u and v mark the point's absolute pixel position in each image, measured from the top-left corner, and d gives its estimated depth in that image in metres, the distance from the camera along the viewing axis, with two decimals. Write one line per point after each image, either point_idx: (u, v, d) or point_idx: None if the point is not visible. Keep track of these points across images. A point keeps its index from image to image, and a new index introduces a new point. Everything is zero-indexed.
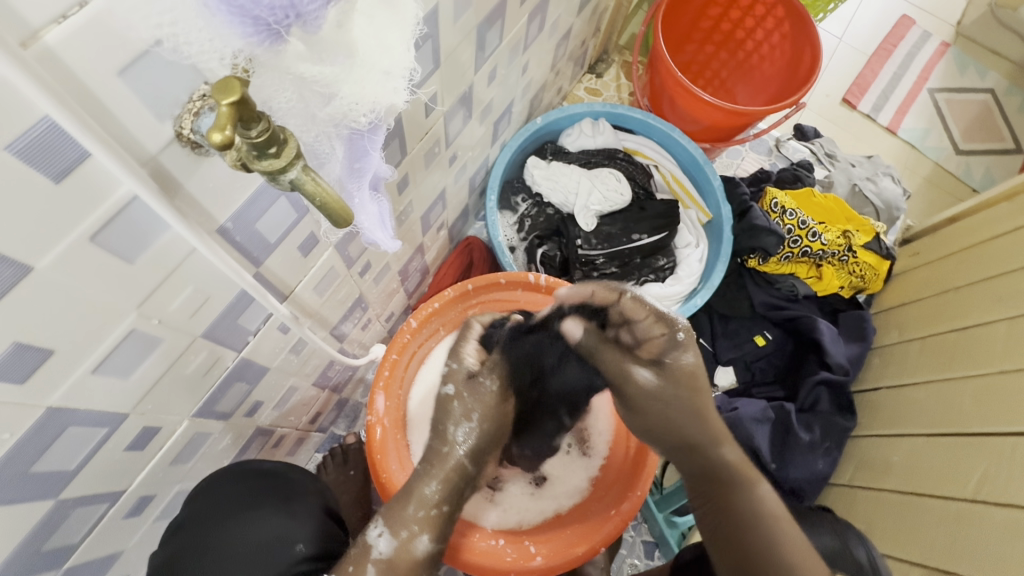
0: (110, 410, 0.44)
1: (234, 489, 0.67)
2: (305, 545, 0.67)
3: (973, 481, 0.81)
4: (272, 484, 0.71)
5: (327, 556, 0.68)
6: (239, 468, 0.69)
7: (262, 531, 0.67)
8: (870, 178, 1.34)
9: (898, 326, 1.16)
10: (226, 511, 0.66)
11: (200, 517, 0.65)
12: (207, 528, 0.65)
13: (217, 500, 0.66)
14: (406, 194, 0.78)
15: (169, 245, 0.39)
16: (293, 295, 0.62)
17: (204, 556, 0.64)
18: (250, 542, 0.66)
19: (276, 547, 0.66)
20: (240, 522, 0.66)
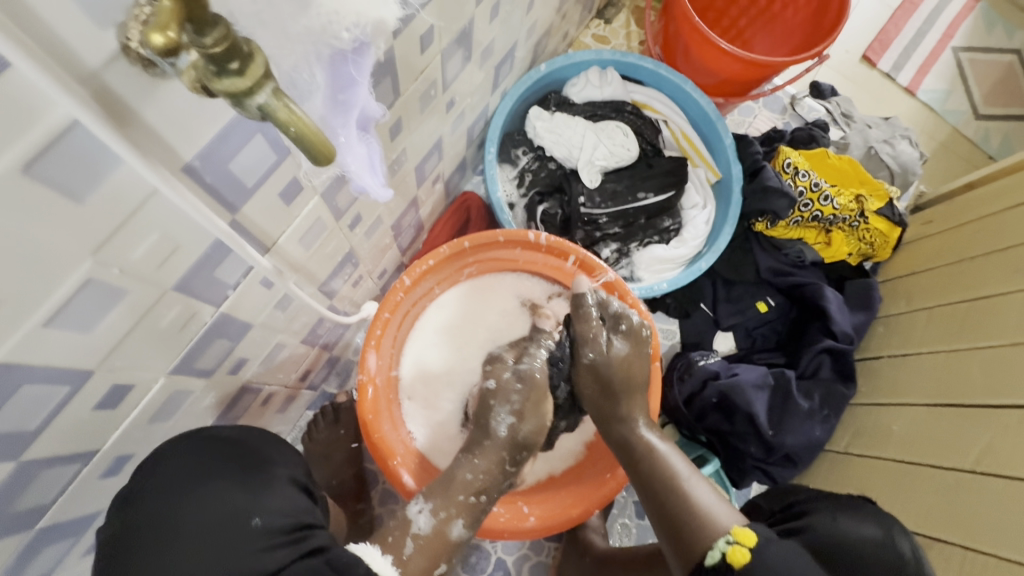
0: (72, 366, 0.40)
1: (183, 461, 0.61)
2: (260, 519, 0.61)
3: (974, 452, 0.80)
4: (228, 451, 0.65)
5: (287, 526, 0.62)
6: (197, 437, 0.63)
7: (214, 504, 0.61)
8: (887, 140, 1.28)
9: (905, 295, 1.13)
10: (179, 481, 0.60)
11: (150, 491, 0.59)
12: (157, 502, 0.59)
13: (167, 470, 0.60)
14: (399, 141, 0.72)
15: (125, 183, 0.34)
16: (275, 247, 0.57)
17: (151, 532, 0.58)
18: (203, 523, 0.59)
19: (229, 521, 0.60)
20: (191, 494, 0.60)
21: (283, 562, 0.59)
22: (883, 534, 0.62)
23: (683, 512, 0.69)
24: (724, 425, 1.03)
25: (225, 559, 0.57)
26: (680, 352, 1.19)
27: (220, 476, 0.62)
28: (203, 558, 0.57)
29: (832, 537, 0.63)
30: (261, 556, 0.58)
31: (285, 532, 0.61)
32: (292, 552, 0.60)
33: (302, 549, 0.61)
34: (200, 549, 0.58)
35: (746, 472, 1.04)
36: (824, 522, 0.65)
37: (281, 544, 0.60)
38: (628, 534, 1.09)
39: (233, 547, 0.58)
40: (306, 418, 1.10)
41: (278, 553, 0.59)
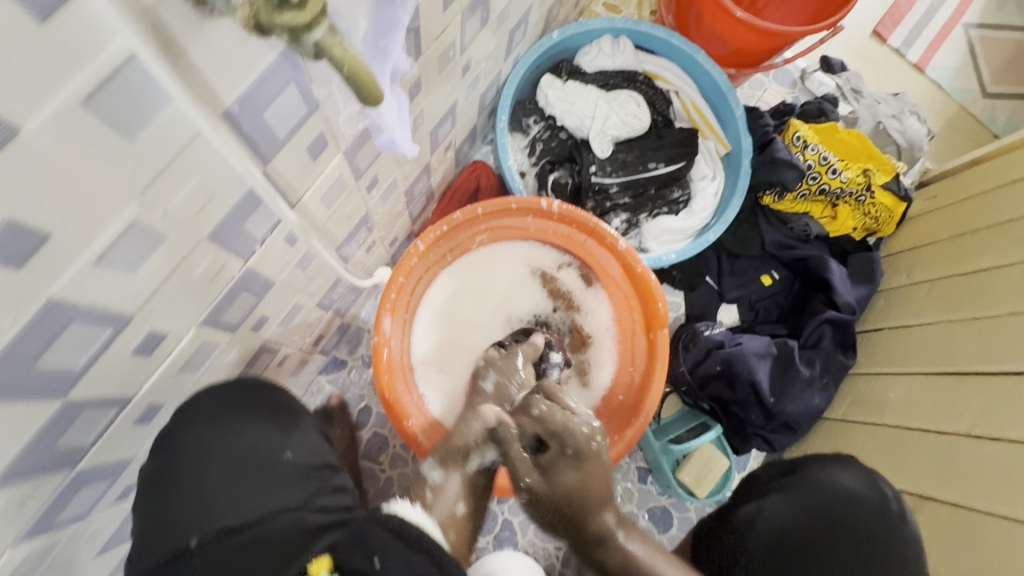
0: (114, 309, 0.41)
1: (224, 394, 0.64)
2: (292, 452, 0.66)
3: (969, 416, 0.84)
4: (260, 396, 0.69)
5: (316, 464, 0.67)
6: (231, 381, 0.66)
7: (251, 439, 0.65)
8: (896, 116, 1.28)
9: (906, 270, 1.15)
10: (217, 413, 0.63)
11: (191, 422, 0.61)
12: (198, 432, 0.62)
13: (207, 404, 0.63)
14: (417, 103, 0.72)
15: (172, 123, 0.35)
16: (301, 203, 0.57)
17: (194, 458, 0.62)
18: (242, 450, 0.64)
19: (265, 453, 0.65)
20: (231, 427, 0.64)
21: (314, 491, 0.64)
22: (864, 483, 0.75)
23: None
24: (726, 393, 1.06)
25: (264, 483, 0.62)
26: (683, 323, 1.21)
27: (255, 414, 0.67)
28: (244, 483, 0.62)
29: (827, 486, 0.75)
30: (296, 483, 0.63)
31: (316, 468, 0.66)
32: (322, 485, 0.65)
33: (331, 484, 0.66)
34: (240, 474, 0.62)
35: (747, 438, 1.07)
36: (819, 473, 0.77)
37: (312, 476, 0.65)
38: (630, 498, 1.12)
39: (272, 474, 0.63)
40: (318, 383, 1.12)
41: (311, 484, 0.64)
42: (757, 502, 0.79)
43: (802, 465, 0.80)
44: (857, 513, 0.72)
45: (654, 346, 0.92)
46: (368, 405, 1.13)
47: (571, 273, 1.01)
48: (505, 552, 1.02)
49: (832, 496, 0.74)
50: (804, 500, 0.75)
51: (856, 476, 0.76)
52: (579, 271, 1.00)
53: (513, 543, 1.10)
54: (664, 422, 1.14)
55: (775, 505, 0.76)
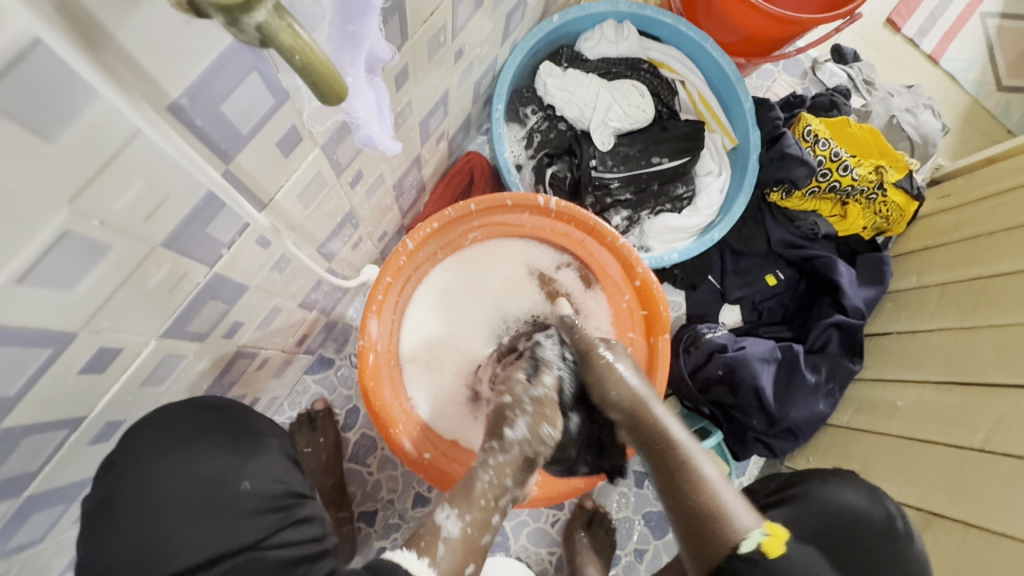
0: (50, 327, 0.37)
1: (175, 422, 0.60)
2: (250, 481, 0.62)
3: (984, 429, 0.80)
4: (222, 418, 0.65)
5: (278, 493, 0.63)
6: (184, 404, 0.62)
7: (206, 468, 0.61)
8: (910, 109, 1.23)
9: (916, 271, 1.10)
10: (166, 444, 0.60)
11: (136, 455, 0.58)
12: (144, 468, 0.59)
13: (154, 434, 0.59)
14: (404, 91, 0.66)
15: (102, 119, 0.30)
16: (273, 203, 0.52)
17: (142, 495, 0.59)
18: (193, 480, 0.61)
19: (220, 484, 0.61)
20: (184, 457, 0.61)
21: (274, 528, 0.60)
22: (869, 503, 0.70)
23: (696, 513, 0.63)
24: (728, 399, 1.02)
25: (217, 521, 0.59)
26: (684, 324, 1.16)
27: (213, 441, 0.63)
28: (195, 520, 0.59)
29: (827, 502, 0.70)
30: (254, 518, 0.60)
31: (278, 498, 0.63)
32: (285, 518, 0.62)
33: (294, 516, 0.62)
34: (191, 510, 0.59)
35: (747, 444, 1.03)
36: (818, 488, 0.72)
37: (273, 509, 0.62)
38: (626, 504, 1.09)
39: (228, 509, 0.60)
40: (304, 383, 1.08)
41: (270, 520, 0.61)
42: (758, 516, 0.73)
43: (801, 480, 0.75)
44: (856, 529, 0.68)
45: (654, 350, 0.88)
46: (356, 406, 1.08)
47: (570, 273, 0.96)
48: (496, 559, 0.98)
49: (831, 511, 0.69)
50: (808, 517, 0.68)
51: (858, 492, 0.72)
52: (579, 271, 0.95)
53: (506, 549, 1.06)
54: None
55: (783, 518, 0.70)
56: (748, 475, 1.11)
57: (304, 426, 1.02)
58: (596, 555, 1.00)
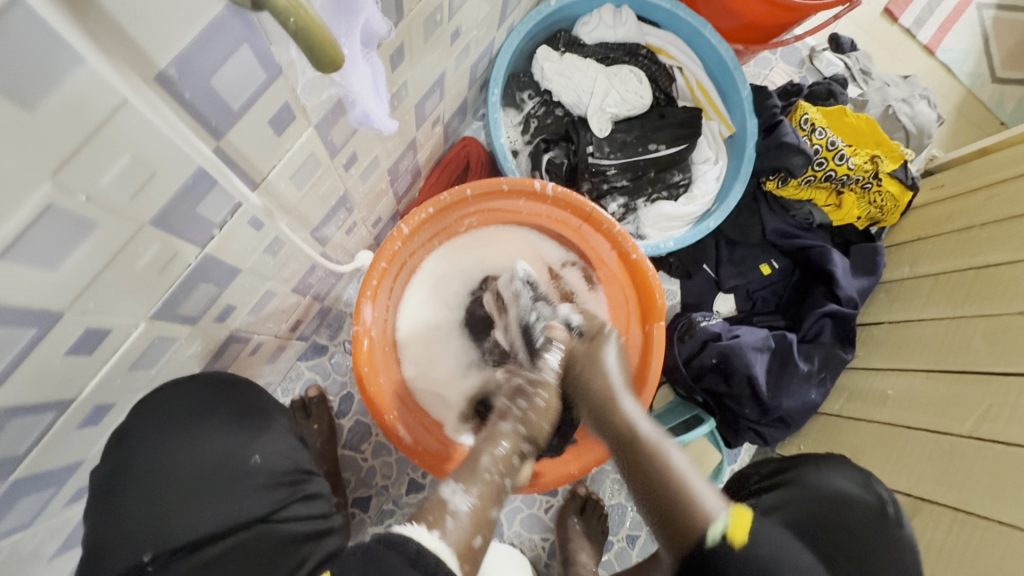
0: (35, 306, 0.36)
1: (183, 398, 0.61)
2: (260, 456, 0.63)
3: (973, 417, 0.81)
4: (228, 395, 0.65)
5: (286, 470, 0.64)
6: (193, 380, 0.63)
7: (214, 445, 0.62)
8: (906, 99, 1.23)
9: (910, 261, 1.11)
10: (173, 420, 0.60)
11: (143, 432, 0.58)
12: (153, 444, 0.59)
13: (165, 408, 0.60)
14: (400, 72, 0.65)
15: (86, 89, 0.29)
16: (265, 183, 0.51)
17: (147, 473, 0.58)
18: (202, 458, 0.61)
19: (229, 461, 0.61)
20: (191, 435, 0.61)
21: (281, 503, 0.62)
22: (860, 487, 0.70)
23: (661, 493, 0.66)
24: (722, 387, 1.02)
25: (225, 496, 0.60)
26: (679, 312, 1.17)
27: (219, 420, 0.63)
28: (203, 495, 0.59)
29: (823, 488, 0.70)
30: (262, 494, 0.61)
31: (286, 475, 0.64)
32: (291, 494, 0.63)
33: (301, 492, 0.64)
34: (199, 485, 0.60)
35: (740, 432, 1.04)
36: (812, 473, 0.73)
37: (281, 485, 0.63)
38: (619, 490, 1.10)
39: (236, 485, 0.60)
40: (297, 369, 1.07)
41: (278, 496, 0.62)
42: (752, 499, 0.74)
43: (794, 466, 0.75)
44: (850, 517, 0.67)
45: (650, 338, 0.88)
46: (350, 393, 1.08)
47: (575, 271, 0.97)
48: (490, 544, 0.99)
49: (822, 497, 0.69)
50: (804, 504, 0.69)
51: (851, 478, 0.72)
52: (584, 269, 0.96)
53: (499, 534, 1.07)
54: (656, 413, 1.11)
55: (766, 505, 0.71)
56: (740, 462, 1.12)
57: (298, 413, 1.01)
58: (589, 540, 1.01)
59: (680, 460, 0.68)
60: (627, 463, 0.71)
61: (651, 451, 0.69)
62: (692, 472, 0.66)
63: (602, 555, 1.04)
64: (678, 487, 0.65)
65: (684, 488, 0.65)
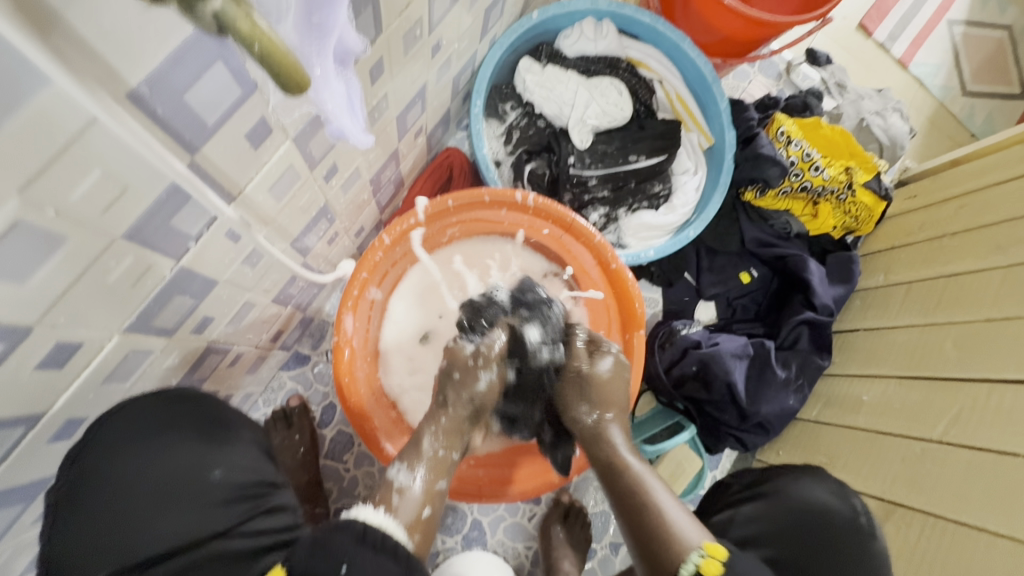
0: (3, 321, 0.36)
1: (139, 414, 0.58)
2: (222, 471, 0.62)
3: (943, 423, 0.83)
4: (190, 408, 0.63)
5: (251, 483, 0.63)
6: (163, 390, 0.62)
7: (179, 459, 0.61)
8: (880, 112, 1.26)
9: (884, 270, 1.14)
10: (132, 437, 0.58)
11: (105, 445, 0.56)
12: (118, 458, 0.57)
13: (124, 425, 0.57)
14: (380, 85, 0.66)
15: (55, 106, 0.30)
16: (242, 196, 0.51)
17: (106, 489, 0.57)
18: (162, 474, 0.59)
19: (195, 475, 0.60)
20: (149, 451, 0.59)
21: (243, 517, 0.61)
22: (837, 500, 0.70)
23: (648, 527, 0.68)
24: (702, 394, 1.03)
25: (190, 509, 0.59)
26: (660, 320, 1.18)
27: (178, 435, 0.61)
28: (166, 510, 0.58)
29: (797, 499, 0.71)
30: (228, 507, 0.60)
31: (252, 488, 0.63)
32: (256, 507, 0.62)
33: (264, 505, 0.63)
34: (165, 499, 0.59)
35: (720, 438, 1.05)
36: (792, 487, 0.72)
37: (246, 498, 0.62)
38: (602, 498, 1.11)
39: (201, 498, 0.60)
40: (279, 379, 1.06)
41: (243, 508, 0.61)
42: (730, 510, 0.75)
43: (775, 478, 0.75)
44: (830, 526, 0.68)
45: (630, 347, 0.89)
46: (333, 403, 1.07)
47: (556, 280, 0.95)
48: (473, 554, 0.99)
49: (801, 509, 0.70)
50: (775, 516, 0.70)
51: (828, 488, 0.72)
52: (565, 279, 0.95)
53: (482, 544, 1.07)
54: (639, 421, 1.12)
55: (752, 514, 0.72)
56: (721, 468, 1.13)
57: (279, 423, 1.01)
58: (572, 549, 1.01)
59: (658, 491, 0.71)
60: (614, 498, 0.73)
61: (635, 480, 0.72)
62: (671, 509, 0.69)
63: (585, 563, 1.05)
64: (653, 524, 0.68)
65: (658, 521, 0.68)
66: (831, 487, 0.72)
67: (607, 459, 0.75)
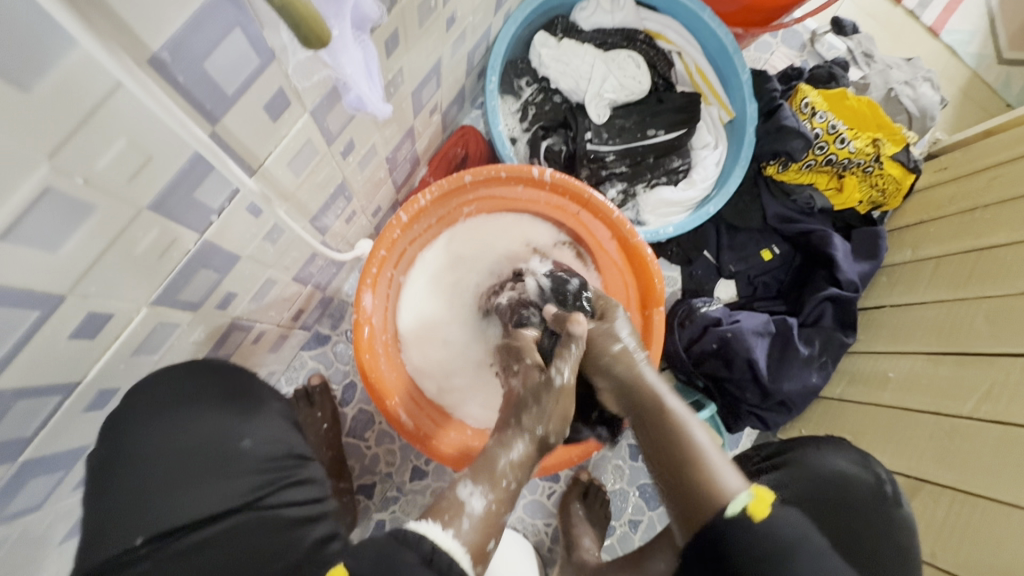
0: (37, 289, 0.37)
1: (171, 385, 0.60)
2: (251, 441, 0.64)
3: (974, 398, 0.81)
4: (218, 377, 0.65)
5: (276, 455, 0.64)
6: (190, 363, 0.63)
7: (207, 429, 0.62)
8: (909, 82, 1.21)
9: (912, 245, 1.10)
10: (162, 406, 0.59)
11: (141, 411, 0.58)
12: (147, 428, 0.58)
13: (158, 393, 0.59)
14: (396, 58, 0.65)
15: (81, 71, 0.30)
16: (262, 169, 0.52)
17: (138, 459, 0.58)
18: (192, 445, 0.61)
19: (220, 445, 0.62)
20: (180, 420, 0.61)
21: (270, 488, 0.62)
22: (860, 467, 0.68)
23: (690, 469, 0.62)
24: (722, 371, 1.02)
25: (216, 479, 0.60)
26: (680, 299, 1.16)
27: (208, 405, 0.63)
28: (196, 479, 0.59)
29: (819, 467, 0.68)
30: (253, 477, 0.61)
31: (278, 459, 0.64)
32: (283, 479, 0.63)
33: (292, 476, 0.64)
34: (191, 469, 0.60)
35: (741, 417, 1.04)
36: (811, 455, 0.70)
37: (271, 469, 0.63)
38: (619, 477, 1.11)
39: (227, 468, 0.61)
40: (301, 359, 1.08)
41: (267, 480, 0.62)
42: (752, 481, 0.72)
43: (797, 445, 0.73)
44: (849, 496, 0.65)
45: (650, 324, 0.88)
46: (353, 382, 1.09)
47: (567, 251, 0.96)
48: None
49: (822, 477, 0.67)
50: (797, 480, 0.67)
51: (849, 458, 0.70)
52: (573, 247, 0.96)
53: None
54: None
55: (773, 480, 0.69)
56: (741, 446, 1.12)
57: (301, 402, 1.03)
58: (591, 526, 1.01)
59: (703, 436, 0.65)
60: (652, 442, 0.67)
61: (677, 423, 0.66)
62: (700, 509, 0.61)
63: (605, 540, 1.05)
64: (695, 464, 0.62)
65: (699, 465, 0.62)
66: (854, 456, 0.69)
67: (657, 406, 0.69)
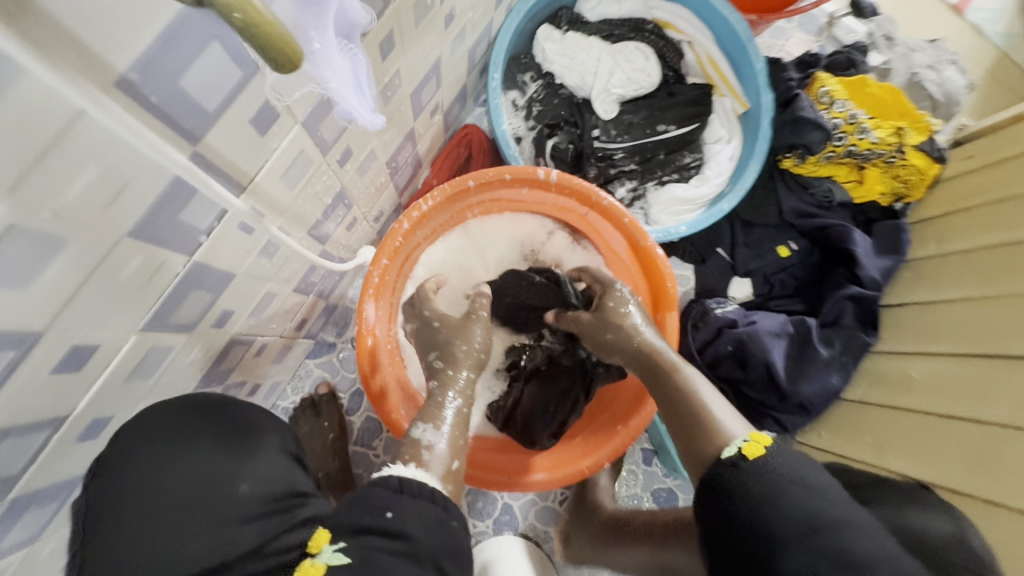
0: (14, 328, 0.35)
1: (166, 423, 0.59)
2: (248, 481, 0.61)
3: (1005, 404, 0.75)
4: (216, 415, 0.63)
5: (276, 494, 0.62)
6: (183, 403, 0.61)
7: (203, 470, 0.60)
8: (933, 66, 1.16)
9: (938, 240, 1.04)
10: (154, 450, 0.58)
11: (135, 458, 0.57)
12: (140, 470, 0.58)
13: (151, 439, 0.58)
14: (392, 61, 0.62)
15: (34, 99, 0.27)
16: (252, 186, 0.49)
17: (137, 503, 0.58)
18: (189, 485, 0.59)
19: (218, 485, 0.60)
20: (173, 458, 0.60)
21: (271, 532, 0.59)
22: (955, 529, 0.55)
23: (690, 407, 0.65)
24: (738, 374, 0.99)
25: (212, 524, 0.58)
26: (692, 299, 1.12)
27: (203, 442, 0.61)
28: (195, 524, 0.58)
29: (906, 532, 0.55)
30: (253, 520, 0.59)
31: (278, 499, 0.62)
32: (286, 520, 0.60)
33: (296, 517, 0.61)
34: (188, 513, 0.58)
35: (758, 420, 1.01)
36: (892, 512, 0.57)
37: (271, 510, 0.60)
38: (634, 481, 1.09)
39: (224, 511, 0.59)
40: (306, 367, 1.07)
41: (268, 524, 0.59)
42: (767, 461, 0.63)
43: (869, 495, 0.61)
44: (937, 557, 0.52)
45: (662, 327, 0.85)
46: (360, 390, 1.08)
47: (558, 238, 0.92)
48: (505, 539, 0.99)
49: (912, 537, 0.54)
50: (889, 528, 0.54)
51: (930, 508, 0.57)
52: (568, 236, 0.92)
53: (513, 528, 1.06)
54: None
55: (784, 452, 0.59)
56: None
57: (308, 411, 1.02)
58: None
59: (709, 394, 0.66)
60: (656, 391, 0.69)
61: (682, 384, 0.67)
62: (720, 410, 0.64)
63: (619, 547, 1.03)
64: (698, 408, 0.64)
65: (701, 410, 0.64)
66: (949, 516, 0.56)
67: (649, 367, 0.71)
